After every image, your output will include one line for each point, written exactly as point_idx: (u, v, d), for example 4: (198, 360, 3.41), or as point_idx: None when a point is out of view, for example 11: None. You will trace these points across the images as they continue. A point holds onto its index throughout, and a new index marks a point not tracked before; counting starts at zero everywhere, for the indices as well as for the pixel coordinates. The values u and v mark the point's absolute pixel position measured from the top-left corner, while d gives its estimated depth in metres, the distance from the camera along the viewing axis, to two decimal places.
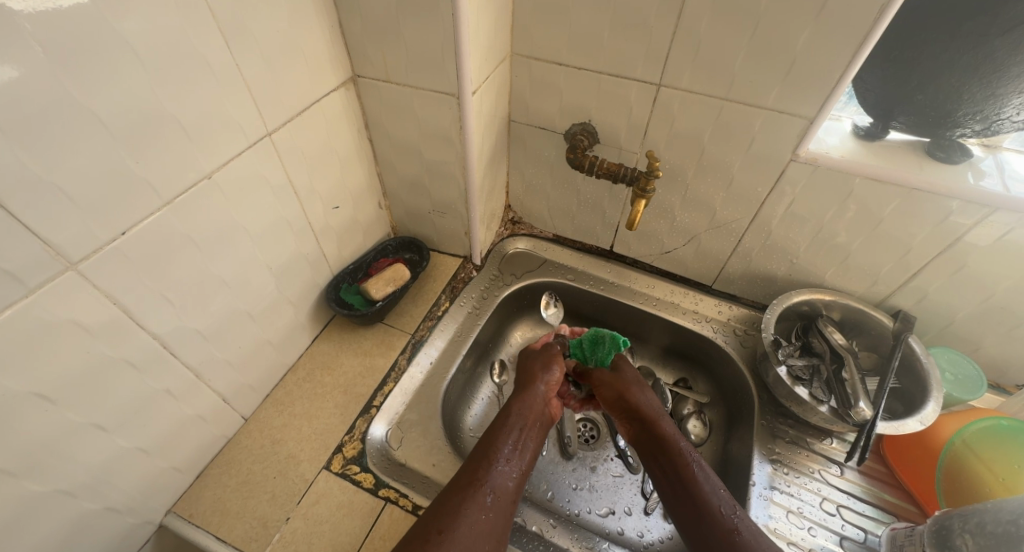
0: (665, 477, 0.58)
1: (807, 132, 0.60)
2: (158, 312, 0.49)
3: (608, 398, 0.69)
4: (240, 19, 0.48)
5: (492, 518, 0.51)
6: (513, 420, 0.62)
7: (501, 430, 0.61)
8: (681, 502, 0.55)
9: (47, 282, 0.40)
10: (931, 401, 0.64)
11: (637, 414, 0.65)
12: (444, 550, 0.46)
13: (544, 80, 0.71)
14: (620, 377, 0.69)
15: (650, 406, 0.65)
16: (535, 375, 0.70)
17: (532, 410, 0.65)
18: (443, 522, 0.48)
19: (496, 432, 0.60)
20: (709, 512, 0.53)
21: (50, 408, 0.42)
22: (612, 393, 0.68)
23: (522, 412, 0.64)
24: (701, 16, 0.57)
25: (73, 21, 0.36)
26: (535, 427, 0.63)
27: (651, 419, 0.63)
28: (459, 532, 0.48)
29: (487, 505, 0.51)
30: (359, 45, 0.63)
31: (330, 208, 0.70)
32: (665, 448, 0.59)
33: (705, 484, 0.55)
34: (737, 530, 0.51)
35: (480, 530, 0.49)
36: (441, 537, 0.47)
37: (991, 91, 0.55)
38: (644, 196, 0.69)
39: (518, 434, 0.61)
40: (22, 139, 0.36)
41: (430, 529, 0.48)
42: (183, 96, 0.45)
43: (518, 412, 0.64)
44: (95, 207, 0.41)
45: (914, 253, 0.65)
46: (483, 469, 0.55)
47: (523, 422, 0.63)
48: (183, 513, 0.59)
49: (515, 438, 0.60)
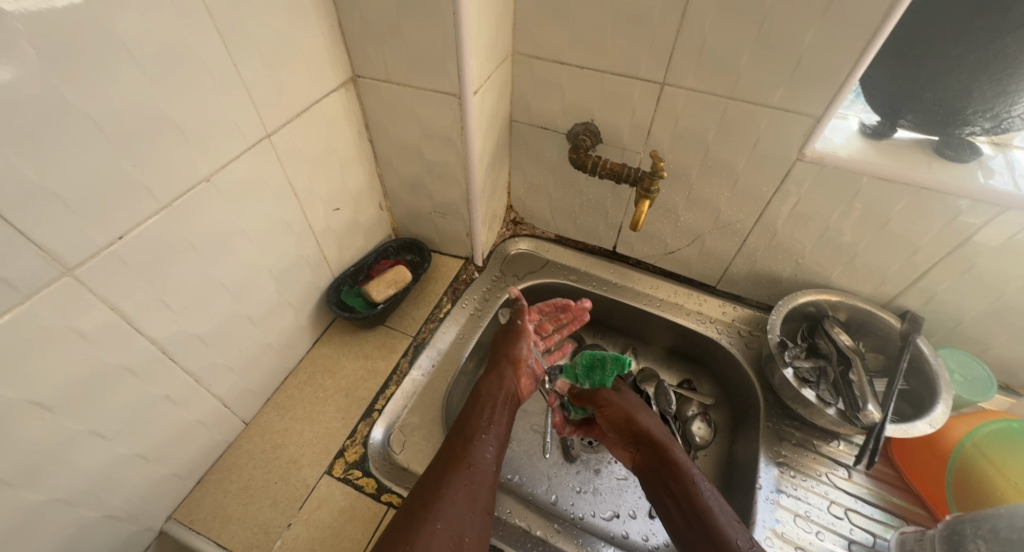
0: (668, 494, 0.60)
1: (813, 131, 0.59)
2: (158, 317, 0.49)
3: (613, 420, 0.68)
4: (237, 18, 0.47)
5: (475, 489, 0.52)
6: (488, 397, 0.64)
7: (475, 408, 0.62)
8: (682, 509, 0.58)
9: (43, 288, 0.39)
10: (940, 403, 0.63)
11: (645, 438, 0.65)
12: (432, 522, 0.47)
13: (546, 79, 0.70)
14: (628, 400, 0.69)
15: (658, 431, 0.66)
16: (506, 349, 0.71)
17: (501, 387, 0.66)
18: (428, 497, 0.49)
19: (471, 411, 0.62)
20: (720, 538, 0.54)
21: (47, 416, 0.42)
22: (620, 415, 0.68)
23: (493, 391, 0.65)
24: (706, 14, 0.56)
25: (66, 21, 0.35)
26: (504, 400, 0.65)
27: (660, 444, 0.64)
28: (444, 505, 0.49)
29: (468, 478, 0.52)
30: (358, 45, 0.62)
31: (331, 210, 0.70)
32: (670, 465, 0.61)
33: (698, 483, 0.59)
34: (722, 525, 0.55)
35: (467, 501, 0.50)
36: (427, 511, 0.48)
37: (1002, 87, 0.54)
38: (648, 197, 0.68)
39: (492, 409, 0.62)
40: (18, 146, 0.35)
41: (417, 504, 0.49)
42: (180, 99, 0.45)
43: (489, 387, 0.65)
44: (91, 211, 0.41)
45: (922, 253, 0.64)
46: (461, 444, 0.56)
47: (496, 397, 0.64)
48: (183, 519, 0.58)
49: (489, 413, 0.62)
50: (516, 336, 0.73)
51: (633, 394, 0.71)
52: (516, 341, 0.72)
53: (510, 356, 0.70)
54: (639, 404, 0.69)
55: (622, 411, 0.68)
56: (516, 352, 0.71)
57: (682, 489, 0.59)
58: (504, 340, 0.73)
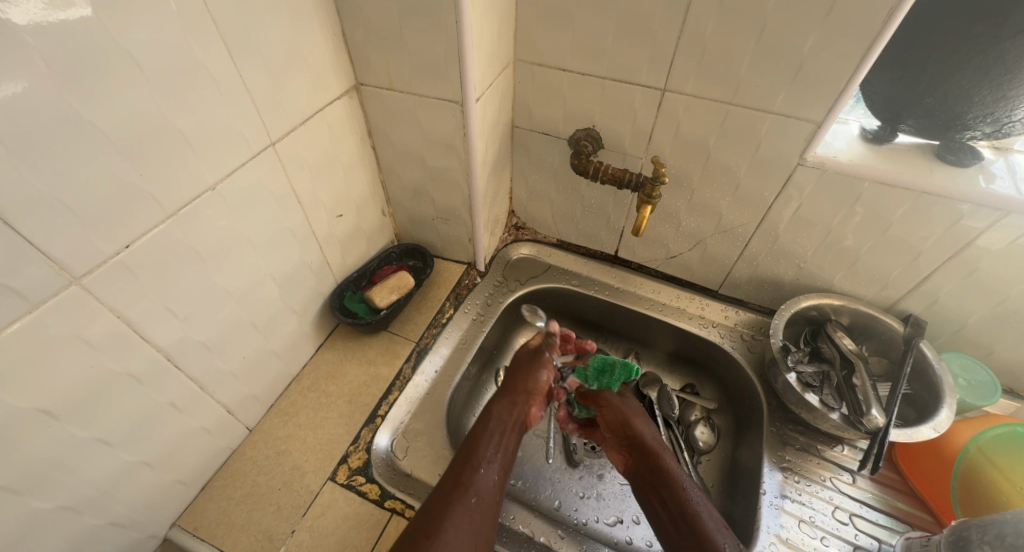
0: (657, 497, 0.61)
1: (815, 136, 0.59)
2: (163, 325, 0.49)
3: (608, 423, 0.69)
4: (242, 28, 0.48)
5: (478, 520, 0.51)
6: (499, 422, 0.63)
7: (483, 434, 0.61)
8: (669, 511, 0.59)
9: (51, 297, 0.39)
10: (944, 407, 0.63)
11: (638, 445, 0.65)
12: None
13: (548, 85, 0.71)
14: (628, 405, 0.70)
15: (654, 440, 0.66)
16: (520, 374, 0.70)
17: (512, 413, 0.65)
18: (432, 526, 0.49)
19: (480, 435, 0.61)
20: None
21: (53, 424, 0.42)
22: (615, 419, 0.69)
23: (503, 417, 0.64)
24: (706, 21, 0.56)
25: (75, 33, 0.36)
26: (511, 427, 0.64)
27: (653, 452, 0.64)
28: (447, 537, 0.48)
29: (473, 509, 0.52)
30: (362, 53, 0.63)
31: (334, 216, 0.70)
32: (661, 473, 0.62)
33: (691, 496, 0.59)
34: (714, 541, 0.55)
35: (470, 534, 0.50)
36: (430, 542, 0.47)
37: (1002, 93, 0.54)
38: (650, 202, 0.69)
39: (500, 436, 0.61)
40: (29, 157, 0.36)
41: (420, 532, 0.48)
42: (188, 111, 0.45)
43: (500, 412, 0.64)
44: (98, 221, 0.41)
45: (925, 257, 0.64)
46: (468, 472, 0.55)
47: (505, 424, 0.63)
48: (188, 526, 0.58)
49: (497, 440, 0.61)
50: (529, 361, 0.71)
51: (635, 400, 0.72)
52: (524, 364, 0.71)
53: (526, 382, 0.68)
54: (639, 410, 0.70)
55: (617, 415, 0.69)
56: (529, 377, 0.69)
57: (671, 494, 0.60)
58: (517, 364, 0.72)
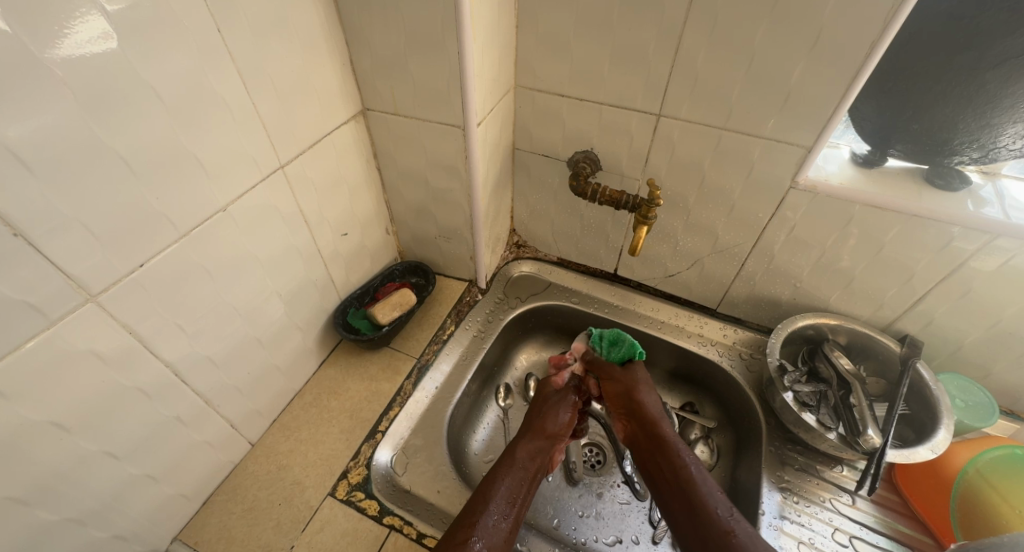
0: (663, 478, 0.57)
1: (806, 160, 0.61)
2: (172, 341, 0.50)
3: (614, 392, 0.67)
4: (257, 60, 0.51)
5: None
6: (517, 465, 0.58)
7: (498, 476, 0.56)
8: (676, 496, 0.55)
9: (68, 314, 0.41)
10: (942, 429, 0.63)
11: (642, 411, 0.63)
12: None
13: (547, 110, 0.73)
14: (632, 374, 0.68)
15: (665, 422, 0.61)
16: (546, 415, 0.67)
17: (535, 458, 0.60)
18: None
19: (494, 477, 0.56)
20: None
21: (65, 436, 0.43)
22: (624, 383, 0.67)
23: (526, 462, 0.59)
24: (698, 50, 0.59)
25: (100, 67, 0.38)
26: (531, 474, 0.59)
27: (653, 419, 0.62)
28: None
29: None
30: (368, 80, 0.65)
31: (339, 235, 0.72)
32: (665, 448, 0.58)
33: (705, 487, 0.54)
34: (732, 533, 0.48)
35: None
36: None
37: (985, 120, 0.56)
38: (646, 223, 0.70)
39: (516, 479, 0.57)
40: (51, 180, 0.38)
41: None
42: (205, 139, 0.48)
43: (517, 453, 0.60)
44: (116, 242, 0.43)
45: (918, 278, 0.65)
46: (477, 519, 0.51)
47: (523, 467, 0.59)
48: (188, 541, 0.59)
49: (513, 486, 0.56)
50: (557, 407, 0.68)
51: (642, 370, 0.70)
52: (556, 409, 0.67)
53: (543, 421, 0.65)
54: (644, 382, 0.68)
55: (625, 381, 0.67)
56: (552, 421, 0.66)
57: (679, 475, 0.55)
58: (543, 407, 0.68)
